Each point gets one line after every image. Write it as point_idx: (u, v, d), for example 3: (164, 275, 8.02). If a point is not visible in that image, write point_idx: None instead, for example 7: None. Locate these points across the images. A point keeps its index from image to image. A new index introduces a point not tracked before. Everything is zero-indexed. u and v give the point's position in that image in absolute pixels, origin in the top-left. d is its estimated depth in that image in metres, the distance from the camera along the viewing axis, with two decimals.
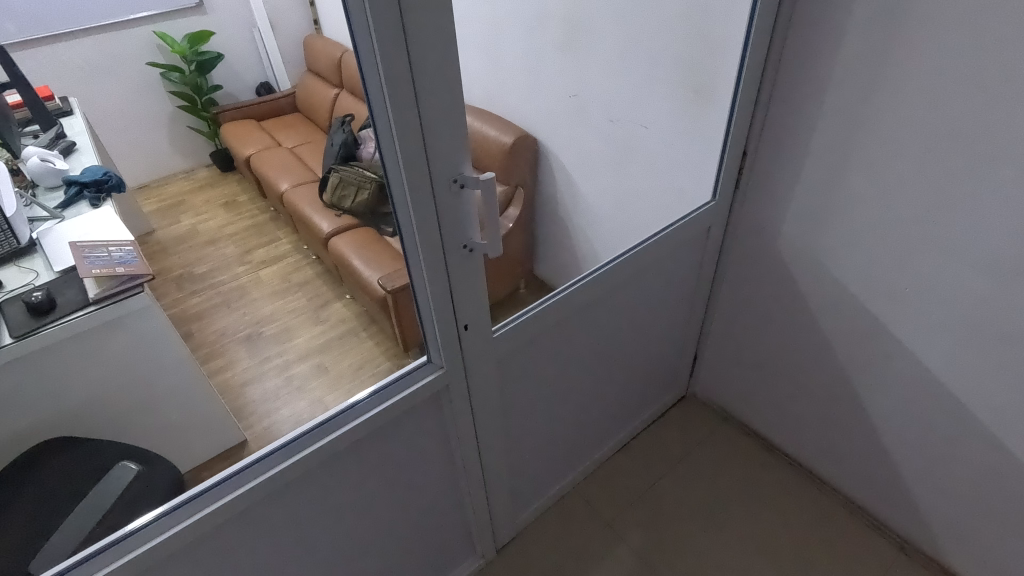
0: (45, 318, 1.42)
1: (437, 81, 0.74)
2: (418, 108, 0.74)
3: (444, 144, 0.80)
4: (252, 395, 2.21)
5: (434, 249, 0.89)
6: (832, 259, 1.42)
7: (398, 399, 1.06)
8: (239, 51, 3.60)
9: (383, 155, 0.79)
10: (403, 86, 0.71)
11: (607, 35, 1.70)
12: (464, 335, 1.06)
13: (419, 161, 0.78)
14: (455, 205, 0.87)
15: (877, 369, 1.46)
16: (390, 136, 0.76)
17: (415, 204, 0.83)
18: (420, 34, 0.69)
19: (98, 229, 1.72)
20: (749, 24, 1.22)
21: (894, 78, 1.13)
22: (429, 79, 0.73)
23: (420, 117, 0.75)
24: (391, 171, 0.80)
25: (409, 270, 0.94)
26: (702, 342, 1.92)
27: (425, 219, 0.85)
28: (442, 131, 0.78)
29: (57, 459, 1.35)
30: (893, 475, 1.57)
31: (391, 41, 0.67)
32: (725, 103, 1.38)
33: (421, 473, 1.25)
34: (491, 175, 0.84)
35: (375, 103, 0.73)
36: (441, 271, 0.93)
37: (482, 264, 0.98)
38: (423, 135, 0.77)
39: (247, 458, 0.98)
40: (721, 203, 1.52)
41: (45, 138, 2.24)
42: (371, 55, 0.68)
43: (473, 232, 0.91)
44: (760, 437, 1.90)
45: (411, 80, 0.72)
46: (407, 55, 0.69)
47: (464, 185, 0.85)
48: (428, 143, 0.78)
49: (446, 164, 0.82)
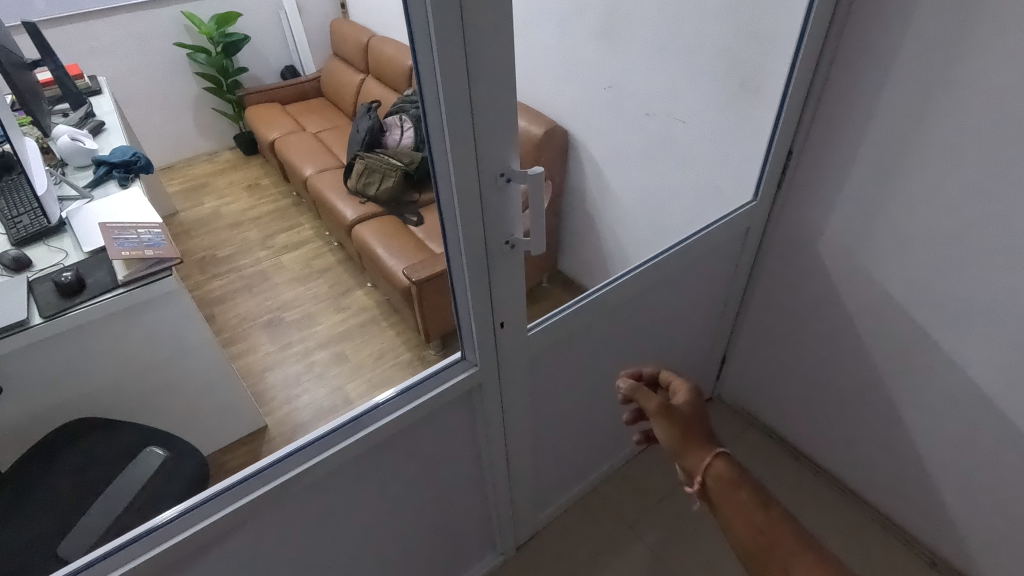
0: (75, 299, 1.42)
1: (491, 71, 0.70)
2: (470, 98, 0.71)
3: (494, 136, 0.76)
4: (273, 380, 2.21)
5: (476, 244, 0.86)
6: (877, 266, 1.37)
7: (430, 397, 1.04)
8: (266, 34, 3.58)
9: (430, 146, 0.76)
10: (456, 75, 0.68)
11: (647, 25, 1.64)
12: (499, 334, 1.03)
13: (468, 154, 0.75)
14: (500, 200, 0.84)
15: (918, 380, 1.41)
16: (440, 128, 0.73)
17: (461, 199, 0.79)
18: (477, 21, 0.65)
19: (127, 211, 1.71)
20: (805, 18, 1.16)
21: (959, 79, 1.07)
22: (483, 69, 0.69)
23: (472, 110, 0.72)
24: (438, 163, 0.77)
25: (449, 266, 0.91)
26: (731, 344, 1.88)
27: (470, 214, 0.82)
28: (492, 123, 0.75)
29: (86, 439, 1.35)
30: (928, 489, 1.52)
31: (448, 26, 0.64)
32: (772, 100, 1.32)
33: (448, 470, 1.23)
34: (539, 170, 0.80)
35: (425, 92, 0.70)
36: (482, 267, 0.90)
37: (523, 260, 0.95)
38: (472, 127, 0.73)
39: (278, 452, 0.97)
40: (762, 204, 1.47)
41: (75, 116, 2.24)
42: (425, 41, 0.65)
43: (516, 228, 0.88)
44: (786, 443, 1.86)
45: (465, 69, 0.68)
46: (462, 42, 0.66)
47: (511, 179, 0.82)
48: (477, 136, 0.74)
49: (494, 158, 0.79)
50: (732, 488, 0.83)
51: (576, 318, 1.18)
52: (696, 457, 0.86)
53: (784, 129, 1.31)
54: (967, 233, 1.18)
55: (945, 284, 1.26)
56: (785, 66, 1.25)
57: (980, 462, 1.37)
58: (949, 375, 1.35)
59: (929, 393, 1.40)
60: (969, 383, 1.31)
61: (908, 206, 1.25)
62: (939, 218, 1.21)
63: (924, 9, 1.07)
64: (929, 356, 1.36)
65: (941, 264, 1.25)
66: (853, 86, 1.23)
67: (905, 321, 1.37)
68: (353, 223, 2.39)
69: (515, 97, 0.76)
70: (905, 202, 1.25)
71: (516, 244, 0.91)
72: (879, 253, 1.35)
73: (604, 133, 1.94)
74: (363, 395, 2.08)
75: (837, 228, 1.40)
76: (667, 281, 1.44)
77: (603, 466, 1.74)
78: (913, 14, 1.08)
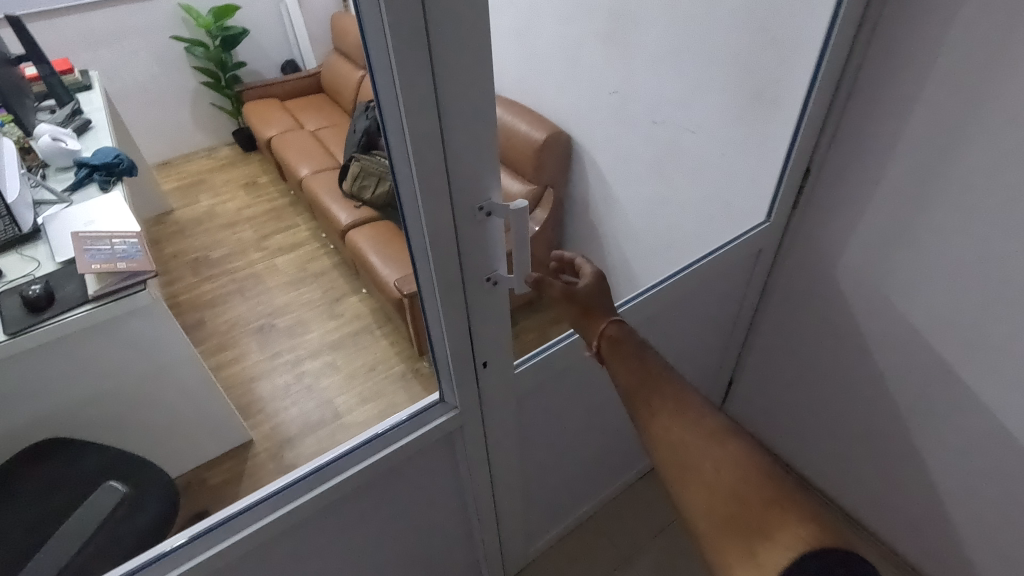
0: (43, 314, 1.34)
1: (464, 98, 0.61)
2: (439, 128, 0.62)
3: (468, 169, 0.67)
4: (261, 390, 2.14)
5: (452, 284, 0.77)
6: (898, 295, 1.26)
7: (407, 442, 0.95)
8: (266, 27, 3.49)
9: (397, 179, 0.67)
10: (421, 102, 0.59)
11: (655, 28, 1.53)
12: (482, 374, 0.94)
13: (438, 189, 0.66)
14: (479, 236, 0.75)
15: (941, 419, 1.31)
16: (406, 159, 0.64)
17: (433, 236, 0.71)
18: (445, 42, 0.56)
19: (104, 217, 1.64)
20: (830, 28, 1.05)
21: (999, 99, 0.96)
22: (454, 96, 0.60)
23: (441, 140, 0.63)
24: (406, 198, 0.68)
25: (423, 306, 0.82)
26: (739, 367, 1.78)
27: (445, 252, 0.73)
28: (466, 153, 0.66)
29: (49, 462, 1.29)
30: (949, 533, 1.41)
31: (409, 46, 0.54)
32: (789, 115, 1.22)
33: (430, 512, 1.15)
34: (522, 204, 0.71)
35: (388, 119, 0.61)
36: (459, 308, 0.81)
37: (508, 299, 0.86)
38: (444, 158, 0.64)
39: (239, 503, 0.88)
40: (776, 225, 1.36)
41: (61, 114, 2.16)
42: (384, 63, 0.56)
43: (498, 265, 0.79)
44: (795, 472, 1.76)
45: (433, 96, 0.59)
46: (427, 65, 0.57)
47: (491, 214, 0.73)
48: (449, 170, 0.65)
49: (471, 193, 0.70)
50: (621, 348, 0.75)
51: (571, 353, 1.09)
52: (591, 324, 0.78)
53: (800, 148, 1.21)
54: (1000, 265, 1.07)
55: (974, 318, 1.15)
56: (805, 79, 1.14)
57: (1007, 509, 1.27)
58: (975, 416, 1.24)
59: (953, 432, 1.30)
60: (997, 425, 1.21)
61: (935, 235, 1.14)
62: (971, 250, 1.10)
63: (961, 21, 0.96)
64: (955, 395, 1.25)
65: (969, 298, 1.14)
66: (878, 103, 1.12)
67: (928, 356, 1.27)
68: (347, 228, 2.30)
69: (493, 126, 0.66)
70: (933, 231, 1.14)
71: (499, 283, 0.82)
72: (903, 284, 1.24)
73: (609, 141, 1.84)
74: (353, 409, 2.00)
75: (854, 254, 1.30)
76: (669, 306, 1.34)
77: (600, 495, 1.64)
78: (948, 26, 0.97)
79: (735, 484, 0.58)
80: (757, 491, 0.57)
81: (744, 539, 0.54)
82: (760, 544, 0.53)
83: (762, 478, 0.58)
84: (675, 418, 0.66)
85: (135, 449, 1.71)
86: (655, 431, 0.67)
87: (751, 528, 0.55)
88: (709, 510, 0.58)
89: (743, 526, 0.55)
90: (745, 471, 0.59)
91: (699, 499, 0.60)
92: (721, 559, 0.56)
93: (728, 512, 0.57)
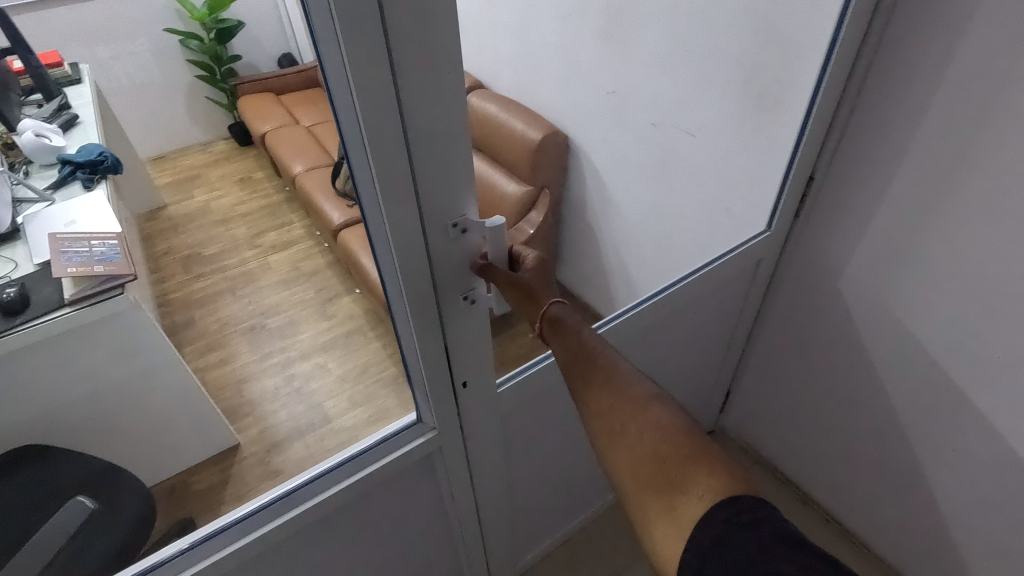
0: (16, 318, 1.30)
1: (428, 110, 0.57)
2: (402, 139, 0.57)
3: (436, 183, 0.62)
4: (250, 393, 2.10)
5: (425, 303, 0.72)
6: (903, 310, 1.21)
7: (381, 465, 0.91)
8: (262, 20, 3.43)
9: (360, 193, 0.62)
10: (381, 112, 0.54)
11: (654, 26, 1.47)
12: (461, 394, 0.90)
13: (405, 204, 0.62)
14: (453, 252, 0.70)
15: (946, 438, 1.25)
16: (368, 173, 0.59)
17: (401, 254, 0.66)
18: (403, 50, 0.51)
19: (85, 217, 1.60)
20: (836, 29, 0.99)
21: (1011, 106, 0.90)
22: (414, 109, 0.56)
23: (405, 152, 0.58)
24: (372, 215, 0.63)
25: (395, 326, 0.78)
26: (738, 376, 1.73)
27: (415, 270, 0.68)
28: (434, 166, 0.61)
29: (17, 473, 1.25)
30: (952, 554, 1.37)
31: (364, 51, 0.50)
32: (793, 119, 1.16)
33: (411, 532, 1.10)
34: (500, 219, 0.68)
35: (346, 130, 0.56)
36: (434, 327, 0.76)
37: (488, 317, 0.81)
38: (410, 172, 0.60)
39: (200, 531, 0.83)
40: (777, 235, 1.31)
41: (47, 108, 2.12)
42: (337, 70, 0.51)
43: (475, 282, 0.75)
44: (794, 485, 1.72)
45: (394, 108, 0.54)
46: (386, 71, 0.52)
47: (466, 229, 0.69)
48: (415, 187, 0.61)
49: (441, 208, 0.65)
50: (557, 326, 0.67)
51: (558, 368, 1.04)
52: (531, 306, 0.69)
53: (803, 154, 1.15)
54: (1010, 283, 1.01)
55: (982, 337, 1.09)
56: (809, 81, 1.08)
57: (1013, 532, 1.22)
58: (982, 437, 1.18)
59: (957, 452, 1.24)
60: (1004, 447, 1.15)
61: (941, 247, 1.09)
62: (979, 266, 1.05)
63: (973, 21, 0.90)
64: (960, 414, 1.20)
65: (977, 315, 1.08)
66: (885, 108, 1.06)
67: (933, 372, 1.21)
68: (339, 227, 2.26)
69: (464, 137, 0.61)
70: (940, 243, 1.08)
71: (475, 299, 0.77)
72: (907, 298, 1.19)
73: (606, 141, 1.79)
74: (342, 413, 1.96)
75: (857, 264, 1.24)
76: (664, 318, 1.29)
77: (593, 508, 1.59)
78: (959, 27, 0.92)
79: (659, 445, 0.55)
80: (676, 448, 0.54)
81: (663, 496, 0.51)
82: (676, 497, 0.51)
83: (681, 436, 0.55)
84: (602, 386, 0.61)
85: (117, 454, 1.67)
86: (584, 402, 0.62)
87: (668, 484, 0.52)
88: (632, 472, 0.55)
89: (661, 483, 0.52)
90: (666, 431, 0.56)
91: (622, 464, 0.56)
92: (645, 523, 0.53)
93: (648, 471, 0.54)
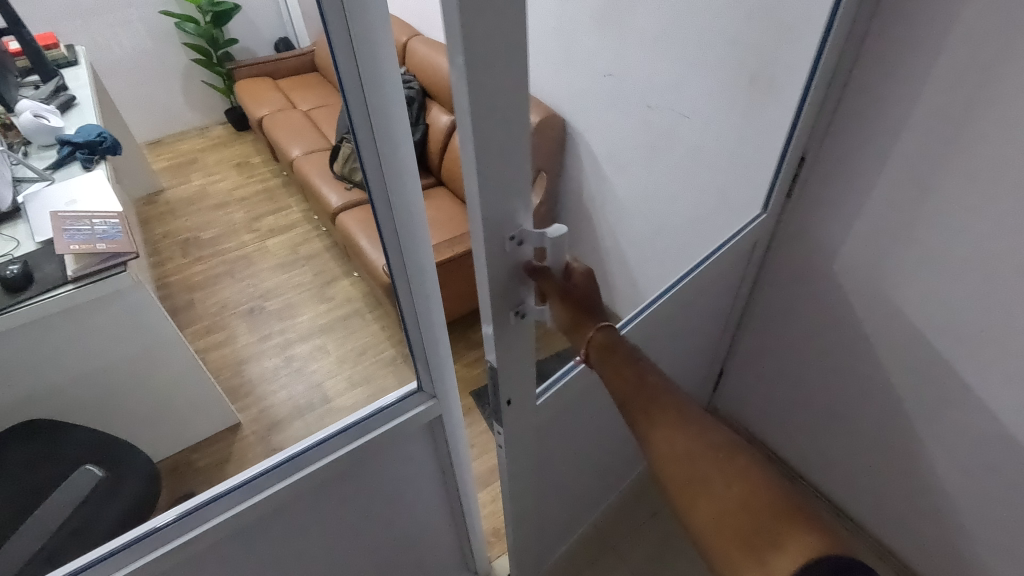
0: (21, 295, 1.32)
1: None
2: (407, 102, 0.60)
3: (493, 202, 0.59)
4: (250, 373, 2.12)
5: (425, 267, 0.75)
6: (893, 287, 1.24)
7: (382, 432, 0.93)
8: (258, 4, 3.41)
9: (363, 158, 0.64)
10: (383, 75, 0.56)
11: (650, 9, 1.48)
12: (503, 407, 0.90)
13: (404, 165, 0.65)
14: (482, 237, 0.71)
15: (933, 411, 1.30)
16: (371, 137, 0.61)
17: (400, 216, 0.68)
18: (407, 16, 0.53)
19: (86, 197, 1.61)
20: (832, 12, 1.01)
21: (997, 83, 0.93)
22: None
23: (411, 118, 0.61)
24: (376, 183, 0.65)
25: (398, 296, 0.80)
26: (730, 357, 1.77)
27: (414, 233, 0.71)
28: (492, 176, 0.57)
29: (25, 445, 1.27)
30: (937, 523, 1.42)
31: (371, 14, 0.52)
32: (789, 99, 1.18)
33: (411, 501, 1.13)
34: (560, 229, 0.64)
35: (349, 93, 0.57)
36: (431, 292, 0.78)
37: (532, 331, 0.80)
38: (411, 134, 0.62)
39: (207, 493, 0.85)
40: (772, 217, 1.34)
41: (45, 90, 2.12)
42: (343, 34, 0.52)
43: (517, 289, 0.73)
44: (782, 462, 1.77)
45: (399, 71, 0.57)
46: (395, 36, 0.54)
47: (523, 241, 0.66)
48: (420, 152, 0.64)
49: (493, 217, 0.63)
50: (610, 354, 0.64)
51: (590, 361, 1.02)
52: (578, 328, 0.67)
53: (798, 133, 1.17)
54: (999, 258, 1.05)
55: (969, 312, 1.13)
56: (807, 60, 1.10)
57: (995, 499, 1.27)
58: (968, 408, 1.23)
59: (943, 423, 1.29)
60: (989, 418, 1.20)
61: (933, 225, 1.12)
62: (968, 243, 1.08)
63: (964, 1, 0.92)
64: (948, 388, 1.24)
65: (966, 290, 1.12)
66: (877, 87, 1.09)
67: (920, 347, 1.25)
68: (337, 211, 2.27)
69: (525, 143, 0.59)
70: (928, 220, 1.12)
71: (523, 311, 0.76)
72: (898, 275, 1.22)
73: (604, 125, 1.81)
74: (343, 393, 2.00)
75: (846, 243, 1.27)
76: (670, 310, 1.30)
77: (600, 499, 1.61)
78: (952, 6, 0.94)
79: (748, 498, 0.49)
80: (769, 502, 0.48)
81: (753, 552, 0.46)
82: (767, 553, 0.45)
83: (777, 490, 0.49)
84: (674, 427, 0.56)
85: (119, 431, 1.70)
86: (649, 442, 0.57)
87: (760, 543, 0.46)
88: (716, 527, 0.49)
89: (750, 540, 0.47)
90: (755, 484, 0.50)
91: (705, 519, 0.50)
92: None
93: (734, 527, 0.48)
